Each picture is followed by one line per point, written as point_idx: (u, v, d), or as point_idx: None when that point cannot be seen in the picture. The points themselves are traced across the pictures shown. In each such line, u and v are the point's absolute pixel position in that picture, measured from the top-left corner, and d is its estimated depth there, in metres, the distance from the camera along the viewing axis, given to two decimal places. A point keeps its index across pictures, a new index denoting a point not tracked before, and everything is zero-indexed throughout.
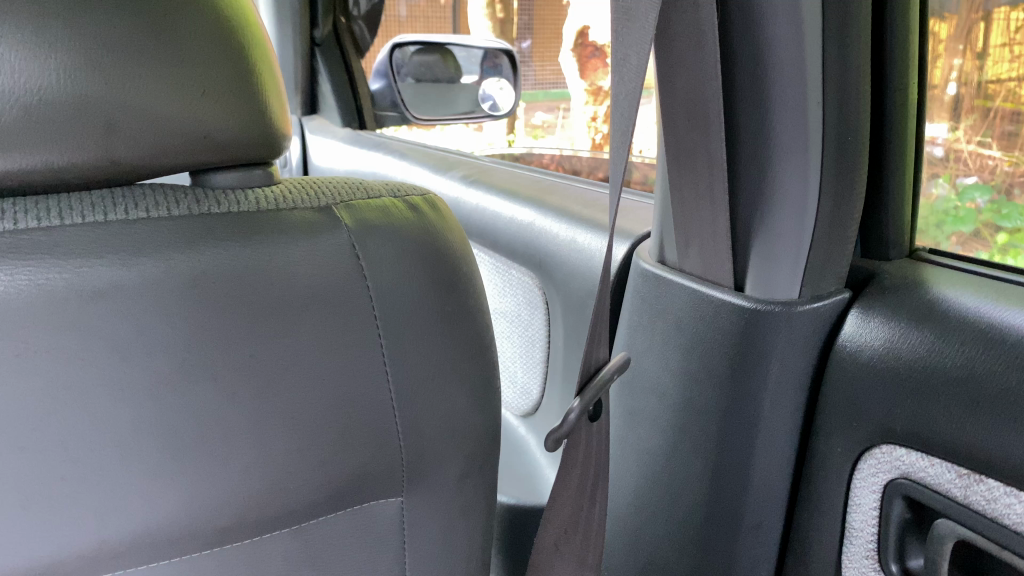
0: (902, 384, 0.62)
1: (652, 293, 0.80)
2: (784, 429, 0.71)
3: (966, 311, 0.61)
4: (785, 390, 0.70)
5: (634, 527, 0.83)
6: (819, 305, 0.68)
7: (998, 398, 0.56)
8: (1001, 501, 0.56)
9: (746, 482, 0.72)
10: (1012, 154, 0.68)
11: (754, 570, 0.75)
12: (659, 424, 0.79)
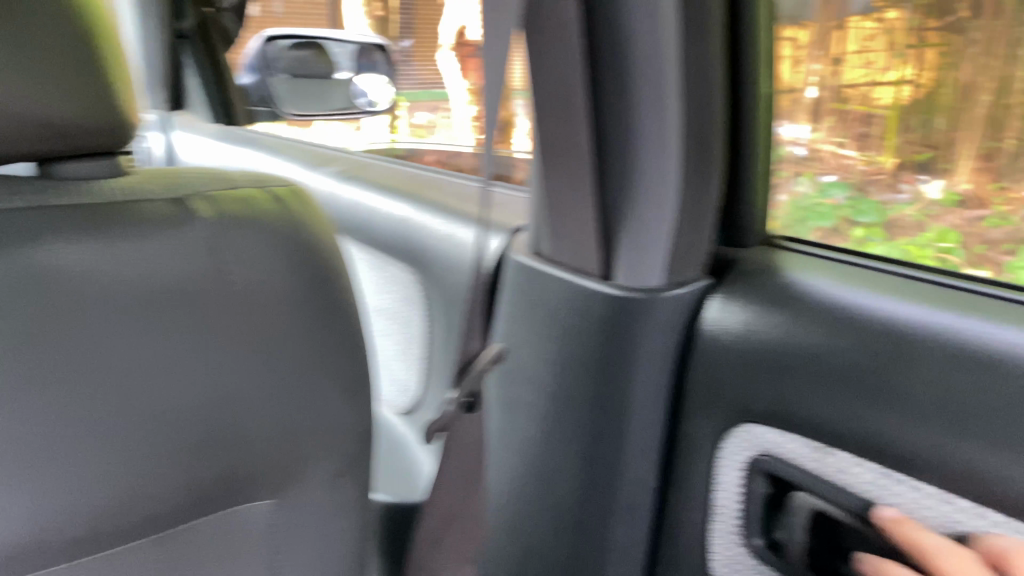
0: (761, 364, 0.65)
1: (528, 286, 0.80)
2: (653, 415, 0.73)
3: (815, 294, 0.64)
4: (654, 375, 0.72)
5: (513, 520, 0.84)
6: (681, 292, 0.70)
7: (846, 376, 0.60)
8: (850, 471, 0.60)
9: (619, 469, 0.73)
10: (867, 154, 0.69)
11: (628, 554, 0.77)
12: (535, 414, 0.80)
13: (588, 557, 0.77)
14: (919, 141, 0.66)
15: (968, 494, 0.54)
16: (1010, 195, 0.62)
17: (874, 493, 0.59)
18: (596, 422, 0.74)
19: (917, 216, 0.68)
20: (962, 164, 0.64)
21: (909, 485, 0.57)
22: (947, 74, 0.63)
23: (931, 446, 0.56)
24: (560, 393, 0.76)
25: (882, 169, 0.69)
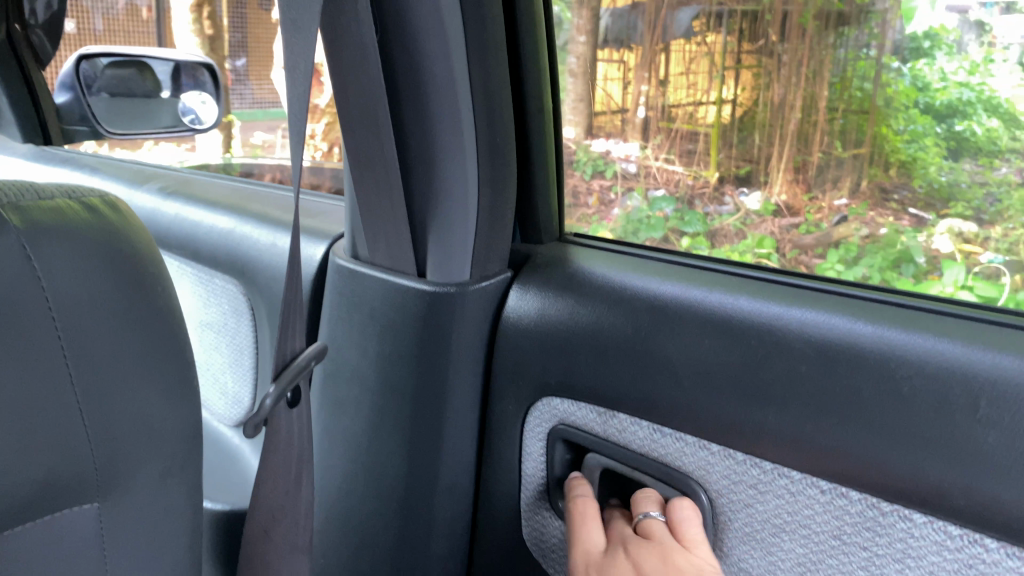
0: (552, 343, 0.76)
1: (347, 288, 0.84)
2: (466, 400, 0.80)
3: (596, 279, 0.76)
4: (465, 362, 0.79)
5: (343, 513, 0.88)
6: (485, 284, 0.78)
7: (620, 347, 0.72)
8: (628, 429, 0.73)
9: (439, 451, 0.80)
10: (691, 169, 0.80)
11: (451, 530, 0.83)
12: (359, 409, 0.85)
13: (414, 541, 0.82)
14: (738, 156, 0.76)
15: (713, 439, 0.67)
16: (823, 203, 0.73)
17: (647, 447, 0.72)
18: (415, 412, 0.79)
19: (737, 225, 0.78)
20: (775, 177, 0.75)
21: (674, 436, 0.70)
22: (760, 93, 0.73)
23: (684, 400, 0.68)
24: (377, 388, 0.81)
25: (706, 183, 0.79)
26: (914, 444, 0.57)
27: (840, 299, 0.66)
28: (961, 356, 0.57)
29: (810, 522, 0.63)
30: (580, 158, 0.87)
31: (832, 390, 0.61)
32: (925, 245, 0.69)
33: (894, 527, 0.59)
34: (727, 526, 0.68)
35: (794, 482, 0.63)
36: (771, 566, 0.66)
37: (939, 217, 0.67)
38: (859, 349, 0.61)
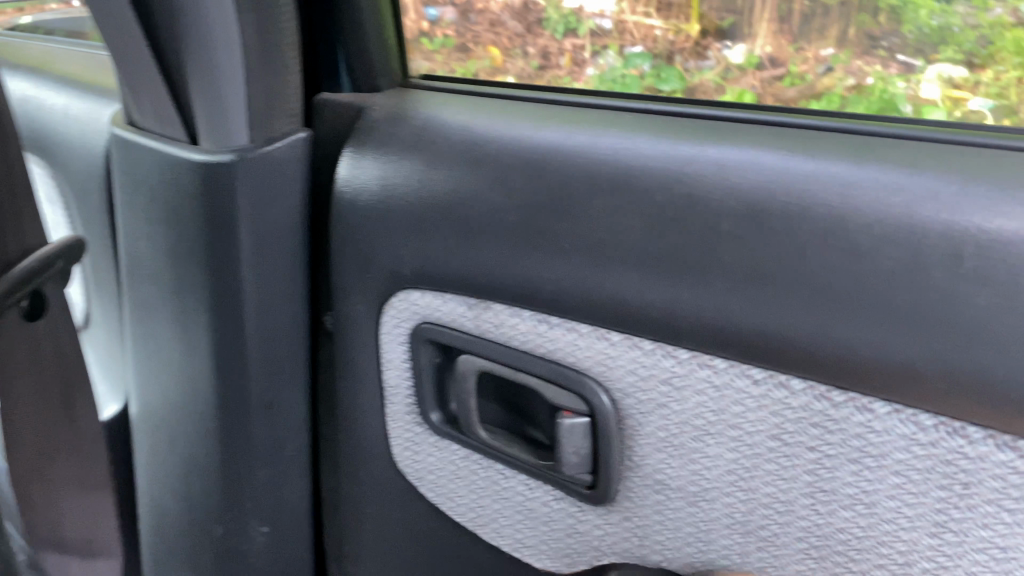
0: (402, 216, 0.58)
1: (128, 164, 0.64)
2: (280, 290, 0.65)
3: (454, 134, 0.58)
4: (265, 249, 0.62)
5: (164, 440, 0.71)
6: (271, 148, 0.61)
7: (487, 220, 0.54)
8: (508, 323, 0.55)
9: (246, 360, 0.64)
10: (674, 21, 0.58)
11: (280, 448, 0.69)
12: (158, 318, 0.67)
13: (238, 466, 0.67)
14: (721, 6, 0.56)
15: (614, 325, 0.51)
16: (808, 54, 0.54)
17: (531, 342, 0.55)
18: (211, 311, 0.63)
19: (716, 80, 0.57)
20: (767, 23, 0.55)
21: (564, 328, 0.53)
22: None
23: (567, 283, 0.52)
24: (174, 288, 0.64)
25: (687, 38, 0.57)
26: (869, 308, 0.42)
27: (767, 133, 0.50)
28: (932, 191, 0.43)
29: (741, 422, 0.48)
30: (548, 14, 0.62)
31: (763, 250, 0.45)
32: (911, 95, 0.51)
33: (849, 423, 0.44)
34: (636, 433, 0.53)
35: (718, 374, 0.48)
36: (693, 476, 0.51)
37: (928, 62, 0.50)
38: (798, 195, 0.45)
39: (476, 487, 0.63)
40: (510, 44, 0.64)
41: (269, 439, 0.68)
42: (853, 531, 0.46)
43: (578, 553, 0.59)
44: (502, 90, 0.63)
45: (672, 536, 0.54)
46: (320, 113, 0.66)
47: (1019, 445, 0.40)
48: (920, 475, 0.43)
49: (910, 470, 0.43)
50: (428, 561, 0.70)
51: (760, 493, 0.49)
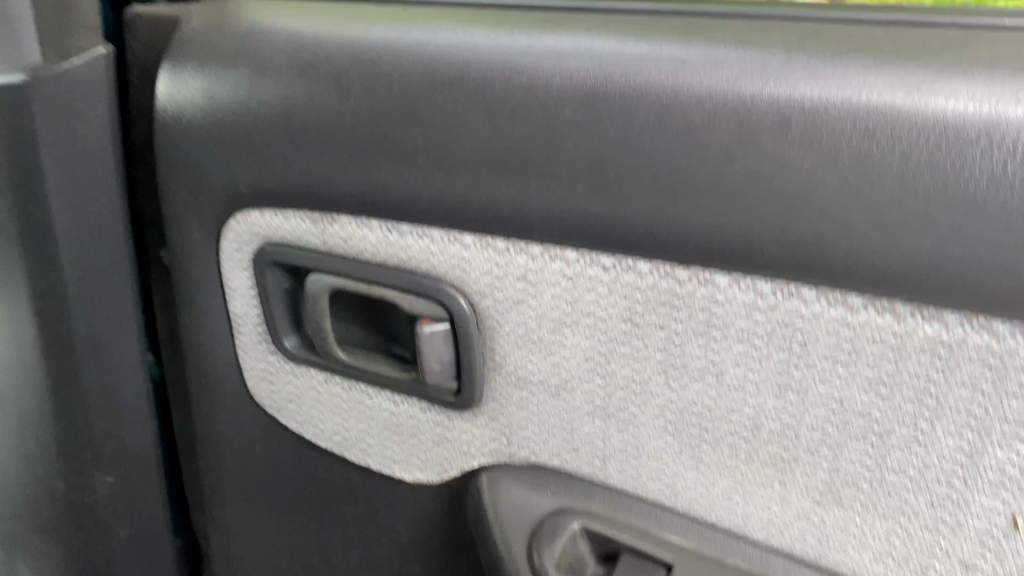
0: (233, 134, 0.54)
1: None
2: (95, 224, 0.60)
3: (281, 39, 0.54)
4: (75, 177, 0.57)
5: None
6: (66, 64, 0.54)
7: (325, 129, 0.51)
8: (357, 236, 0.54)
9: (64, 300, 0.59)
10: None
11: (116, 394, 0.65)
12: None
13: (70, 416, 0.62)
14: None
15: (465, 227, 0.50)
16: None
17: (384, 253, 0.53)
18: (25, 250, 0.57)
19: None
20: None
21: (417, 234, 0.52)
22: None
23: (413, 187, 0.50)
24: None
25: None
26: (711, 188, 0.43)
27: (602, 19, 0.49)
28: (762, 64, 0.43)
29: (595, 309, 0.48)
30: None
31: (605, 139, 0.45)
32: None
33: (695, 297, 0.45)
34: (496, 333, 0.53)
35: (570, 266, 0.48)
36: (554, 368, 0.52)
37: None
38: (637, 80, 0.44)
39: (340, 409, 0.62)
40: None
41: (99, 386, 0.63)
42: (705, 402, 0.48)
43: (450, 461, 0.59)
44: None
45: (538, 430, 0.54)
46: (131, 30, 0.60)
47: (848, 301, 0.42)
48: (762, 340, 0.45)
49: (754, 337, 0.45)
50: (301, 489, 0.69)
51: (620, 376, 0.50)
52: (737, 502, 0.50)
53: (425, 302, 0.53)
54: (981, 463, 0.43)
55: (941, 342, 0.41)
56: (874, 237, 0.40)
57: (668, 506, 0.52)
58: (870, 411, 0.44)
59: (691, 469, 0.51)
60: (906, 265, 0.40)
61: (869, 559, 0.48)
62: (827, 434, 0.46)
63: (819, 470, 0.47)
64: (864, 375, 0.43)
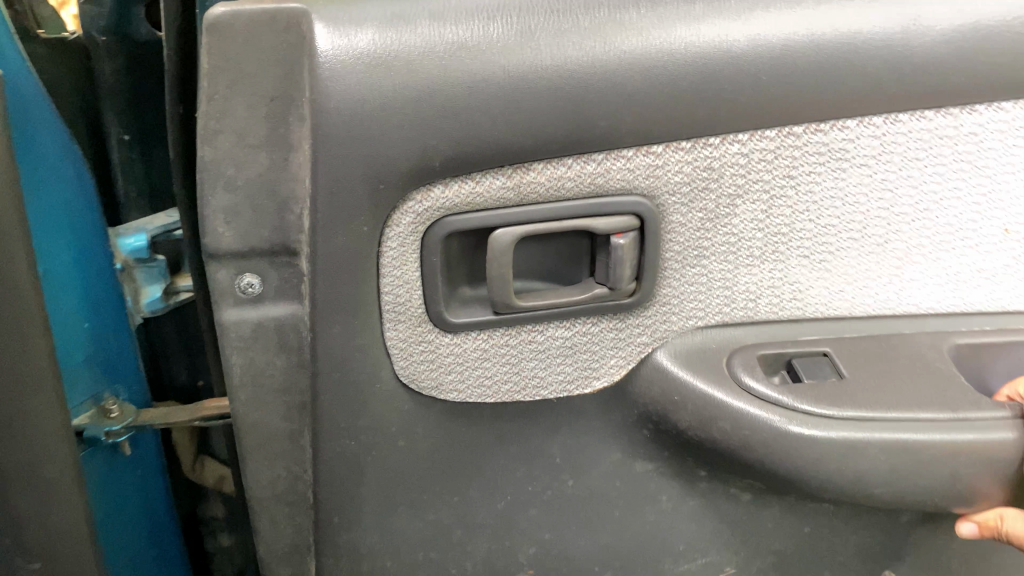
0: (428, 110, 0.55)
1: None
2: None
3: (458, 11, 0.55)
4: None
5: None
6: None
7: (531, 83, 0.56)
8: (554, 176, 0.59)
9: None
10: None
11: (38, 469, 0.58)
12: None
13: None
14: None
15: (657, 139, 0.60)
16: None
17: (580, 185, 0.59)
18: None
19: None
20: None
21: (612, 158, 0.59)
22: None
23: (619, 119, 0.58)
24: None
25: None
26: (859, 57, 0.59)
27: None
28: None
29: (763, 175, 0.63)
30: None
31: (789, 42, 0.58)
32: None
33: (835, 142, 0.63)
34: (674, 226, 0.63)
35: (744, 146, 0.62)
36: (725, 235, 0.65)
37: None
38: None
39: (510, 358, 0.66)
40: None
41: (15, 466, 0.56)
42: (833, 221, 0.66)
43: (625, 358, 0.68)
44: None
45: (705, 296, 0.67)
46: (219, 37, 0.53)
47: (929, 114, 0.63)
48: (875, 161, 0.64)
49: (869, 160, 0.64)
50: (447, 463, 0.70)
51: (775, 223, 0.65)
52: (849, 291, 0.70)
53: (615, 219, 0.61)
54: (996, 196, 0.68)
55: (981, 123, 0.64)
56: (956, 61, 0.61)
57: (803, 315, 0.70)
58: (936, 187, 0.66)
59: (820, 278, 0.69)
60: (973, 74, 0.62)
61: (930, 293, 0.71)
62: (911, 214, 0.67)
63: (904, 243, 0.68)
64: (936, 163, 0.65)
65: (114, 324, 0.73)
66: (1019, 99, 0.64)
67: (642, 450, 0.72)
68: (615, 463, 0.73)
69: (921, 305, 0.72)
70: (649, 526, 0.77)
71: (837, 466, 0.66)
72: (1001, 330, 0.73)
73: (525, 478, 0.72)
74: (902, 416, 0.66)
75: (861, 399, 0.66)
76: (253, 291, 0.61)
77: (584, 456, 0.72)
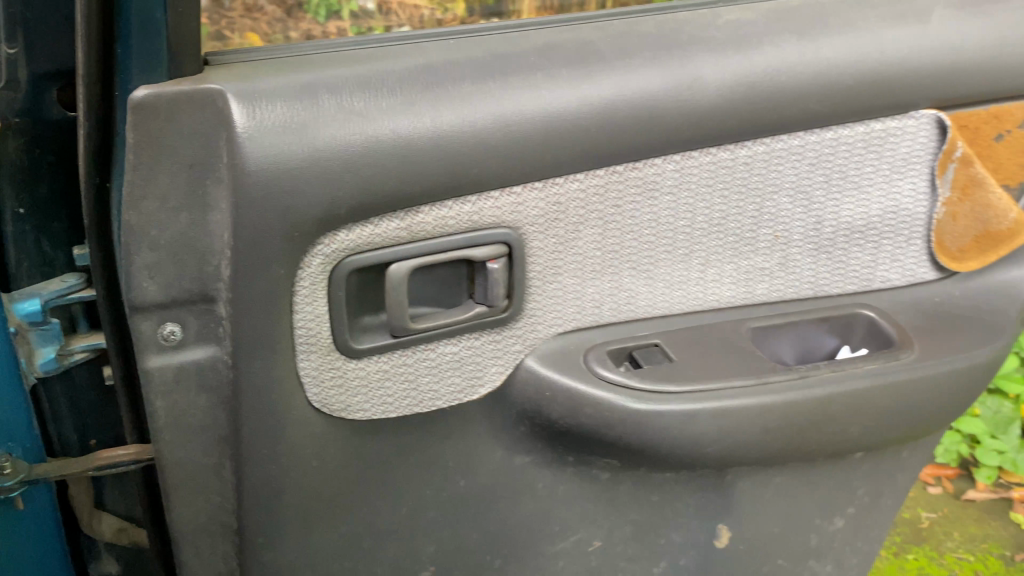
0: (334, 168, 0.65)
1: None
2: None
3: (352, 87, 0.67)
4: None
5: None
6: None
7: (418, 142, 0.68)
8: (437, 216, 0.71)
9: None
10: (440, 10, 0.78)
11: None
12: None
13: None
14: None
15: (516, 181, 0.74)
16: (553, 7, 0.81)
17: (459, 221, 0.72)
18: None
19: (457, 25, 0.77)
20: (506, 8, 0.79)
21: (484, 199, 0.73)
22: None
23: (487, 168, 0.71)
24: None
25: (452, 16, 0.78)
26: (660, 108, 0.77)
27: (550, 33, 0.77)
28: (665, 44, 0.78)
29: (597, 205, 0.79)
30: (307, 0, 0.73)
31: (610, 100, 0.75)
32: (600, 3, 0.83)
33: (649, 176, 0.80)
34: (532, 251, 0.78)
35: (583, 183, 0.77)
36: (574, 255, 0.80)
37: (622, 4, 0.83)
38: (613, 65, 0.76)
39: (408, 376, 0.76)
40: (271, 29, 0.72)
41: None
42: (652, 238, 0.83)
43: (503, 365, 0.81)
44: (300, 53, 0.70)
45: (560, 306, 0.82)
46: (147, 117, 0.61)
47: (714, 150, 0.82)
48: (680, 189, 0.82)
49: (675, 188, 0.82)
50: (357, 479, 0.78)
51: (609, 244, 0.81)
52: (669, 294, 0.87)
53: (485, 248, 0.75)
54: (768, 211, 0.88)
55: (752, 155, 0.84)
56: (730, 108, 0.80)
57: (636, 316, 0.86)
58: (725, 206, 0.85)
59: (647, 285, 0.85)
60: (742, 118, 0.81)
61: (728, 291, 0.90)
62: (708, 229, 0.86)
63: (706, 252, 0.87)
64: (723, 188, 0.84)
65: (6, 384, 0.75)
66: (776, 136, 0.84)
67: (520, 446, 0.85)
68: (499, 460, 0.84)
69: (722, 301, 0.90)
70: (531, 514, 0.88)
71: (679, 431, 0.82)
72: (781, 314, 0.93)
73: (424, 485, 0.82)
74: (722, 385, 0.83)
75: (691, 371, 0.84)
76: (174, 338, 0.68)
77: (473, 458, 0.83)
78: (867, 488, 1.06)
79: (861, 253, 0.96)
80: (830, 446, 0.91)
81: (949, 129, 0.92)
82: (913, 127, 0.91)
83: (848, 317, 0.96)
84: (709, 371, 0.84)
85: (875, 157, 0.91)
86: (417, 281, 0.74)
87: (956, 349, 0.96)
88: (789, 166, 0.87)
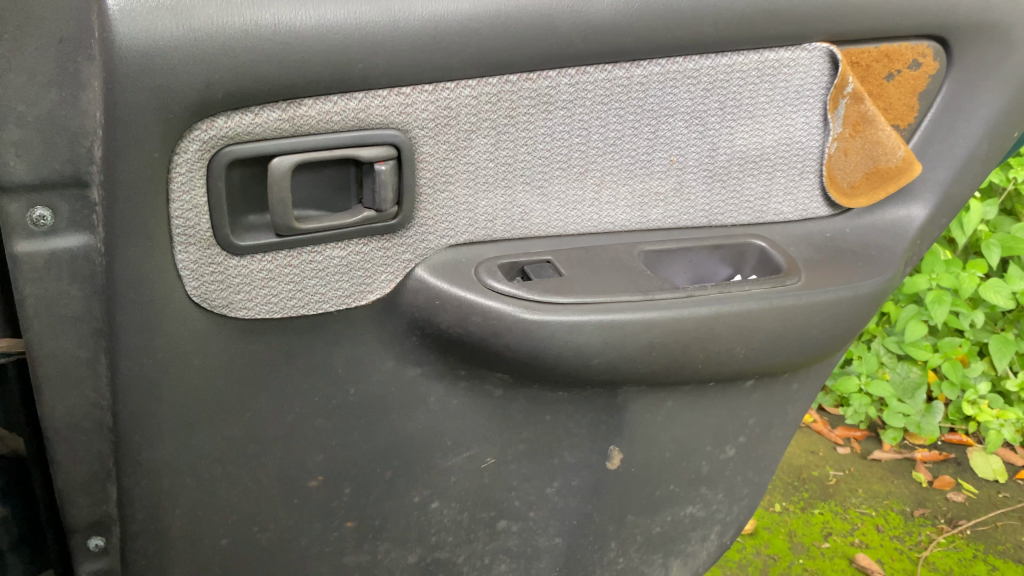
0: (211, 52, 0.64)
1: None
2: None
3: None
4: None
5: None
6: None
7: (300, 32, 0.67)
8: (320, 110, 0.70)
9: None
10: None
11: None
12: None
13: None
14: None
15: (406, 81, 0.73)
16: None
17: (344, 118, 0.72)
18: None
19: None
20: None
21: (371, 97, 0.72)
22: None
23: (374, 65, 0.71)
24: None
25: None
26: (555, 19, 0.77)
27: None
28: None
29: (490, 114, 0.79)
30: None
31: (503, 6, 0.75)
32: None
33: (542, 88, 0.80)
34: (422, 156, 0.78)
35: (475, 89, 0.77)
36: (466, 165, 0.80)
37: None
38: None
39: (293, 277, 0.76)
40: None
41: None
42: (546, 153, 0.84)
43: (394, 273, 0.81)
44: None
45: (452, 216, 0.82)
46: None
47: (609, 67, 0.83)
48: (574, 104, 0.83)
49: (569, 103, 0.82)
50: (240, 380, 0.77)
51: (502, 156, 0.82)
52: (563, 212, 0.88)
53: (372, 148, 0.74)
54: (663, 134, 0.89)
55: (647, 76, 0.85)
56: (626, 25, 0.81)
57: (528, 233, 0.88)
58: (619, 126, 0.86)
59: (540, 202, 0.87)
60: (638, 36, 0.82)
61: (621, 214, 0.92)
62: (602, 148, 0.87)
63: (600, 172, 0.88)
64: (617, 107, 0.85)
65: None
66: (670, 57, 0.86)
67: (411, 356, 0.84)
68: (389, 370, 0.84)
69: (615, 224, 0.92)
70: (423, 427, 0.88)
71: (565, 342, 0.84)
72: (671, 239, 0.96)
73: (311, 391, 0.81)
74: (609, 300, 0.86)
75: (579, 288, 0.86)
76: (44, 223, 0.68)
77: (362, 367, 0.83)
78: (757, 417, 1.09)
79: (755, 183, 0.99)
80: (716, 367, 0.94)
81: (840, 62, 0.94)
82: (806, 59, 0.93)
83: (740, 247, 0.99)
84: (598, 288, 0.87)
85: (770, 87, 0.93)
86: (302, 180, 0.74)
87: (842, 280, 1.00)
88: (683, 89, 0.88)
